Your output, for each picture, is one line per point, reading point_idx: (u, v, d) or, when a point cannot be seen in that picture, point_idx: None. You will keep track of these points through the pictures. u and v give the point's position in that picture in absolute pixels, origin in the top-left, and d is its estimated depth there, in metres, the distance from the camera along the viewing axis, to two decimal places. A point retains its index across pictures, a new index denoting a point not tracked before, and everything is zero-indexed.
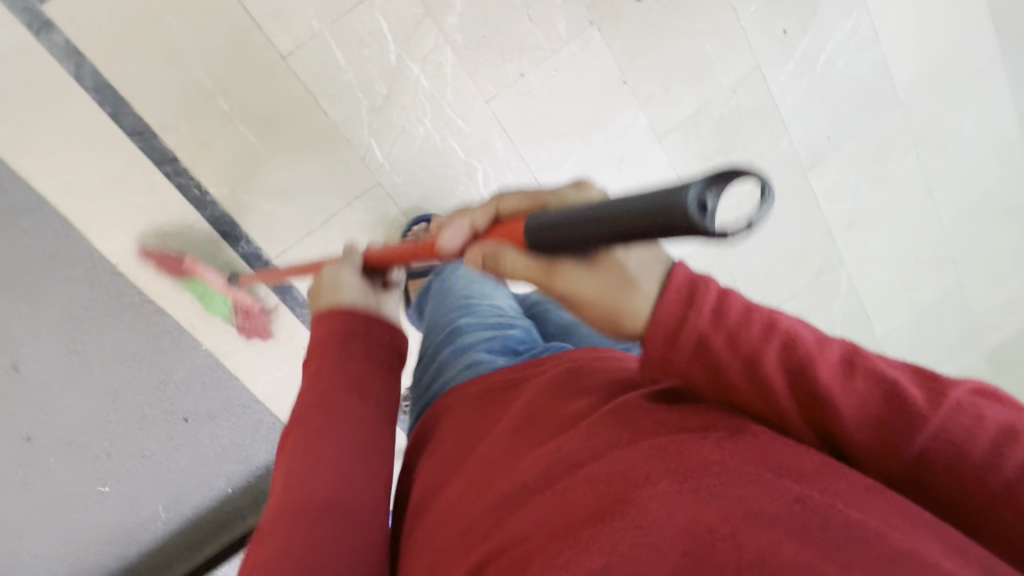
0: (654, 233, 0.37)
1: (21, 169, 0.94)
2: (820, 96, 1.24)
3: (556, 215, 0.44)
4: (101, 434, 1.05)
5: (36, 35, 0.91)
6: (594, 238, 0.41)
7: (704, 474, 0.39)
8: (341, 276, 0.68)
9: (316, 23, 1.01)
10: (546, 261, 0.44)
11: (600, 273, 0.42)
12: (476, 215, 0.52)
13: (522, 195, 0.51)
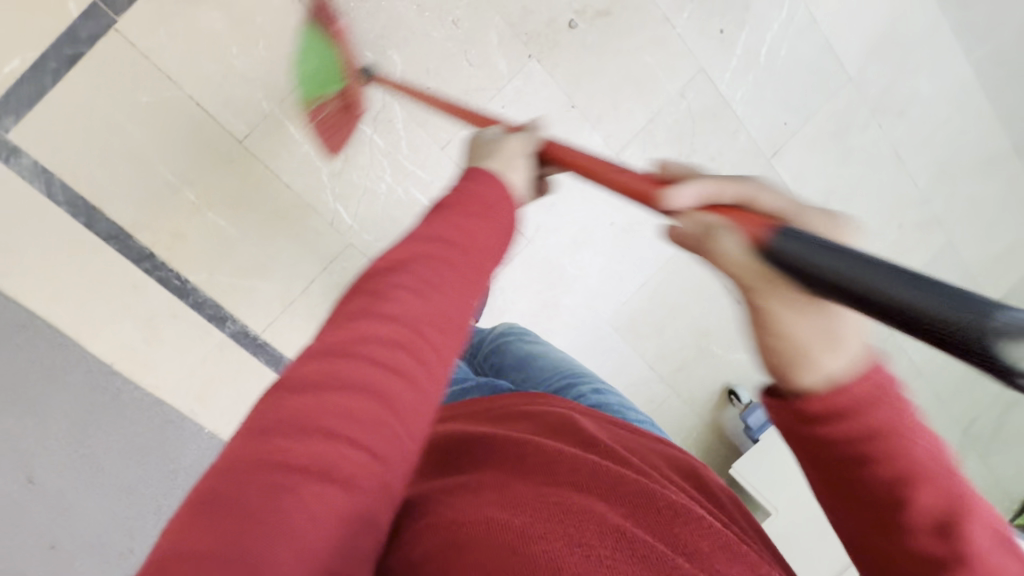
0: (910, 330, 0.31)
1: (12, 288, 1.01)
2: (769, 85, 1.25)
3: (804, 244, 0.38)
4: (119, 533, 1.06)
5: (7, 162, 0.97)
6: (833, 296, 0.35)
7: (609, 546, 0.39)
8: (518, 153, 0.58)
9: (267, 104, 1.04)
10: (771, 275, 0.40)
11: (806, 328, 0.41)
12: (718, 184, 0.44)
13: (782, 197, 0.44)
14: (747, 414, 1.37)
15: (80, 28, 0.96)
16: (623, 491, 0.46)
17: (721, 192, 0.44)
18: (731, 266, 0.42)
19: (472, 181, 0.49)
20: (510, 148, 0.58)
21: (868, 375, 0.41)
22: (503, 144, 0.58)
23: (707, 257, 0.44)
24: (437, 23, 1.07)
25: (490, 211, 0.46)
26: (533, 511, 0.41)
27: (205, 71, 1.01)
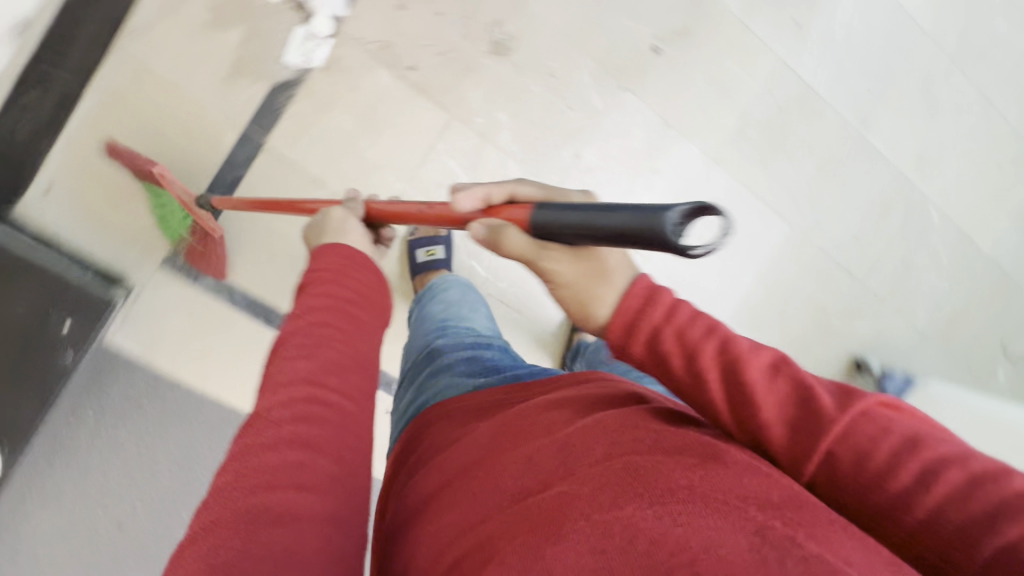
0: (631, 244, 0.46)
1: (213, 391, 1.15)
2: (848, 61, 1.28)
3: (551, 216, 0.52)
4: None
5: (195, 282, 1.12)
6: (590, 236, 0.49)
7: (667, 496, 0.43)
8: (347, 221, 0.71)
9: (398, 184, 1.14)
10: (543, 243, 0.53)
11: (577, 263, 0.52)
12: (495, 192, 0.61)
13: (533, 186, 0.61)
14: (883, 381, 1.34)
15: (237, 152, 1.07)
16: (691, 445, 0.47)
17: (495, 198, 0.61)
18: (523, 253, 0.54)
19: (316, 259, 0.64)
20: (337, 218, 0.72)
21: (670, 302, 0.51)
22: (325, 220, 0.72)
23: (499, 245, 0.55)
24: (535, 76, 1.15)
25: (344, 276, 0.62)
26: (565, 483, 0.47)
27: (343, 166, 1.11)
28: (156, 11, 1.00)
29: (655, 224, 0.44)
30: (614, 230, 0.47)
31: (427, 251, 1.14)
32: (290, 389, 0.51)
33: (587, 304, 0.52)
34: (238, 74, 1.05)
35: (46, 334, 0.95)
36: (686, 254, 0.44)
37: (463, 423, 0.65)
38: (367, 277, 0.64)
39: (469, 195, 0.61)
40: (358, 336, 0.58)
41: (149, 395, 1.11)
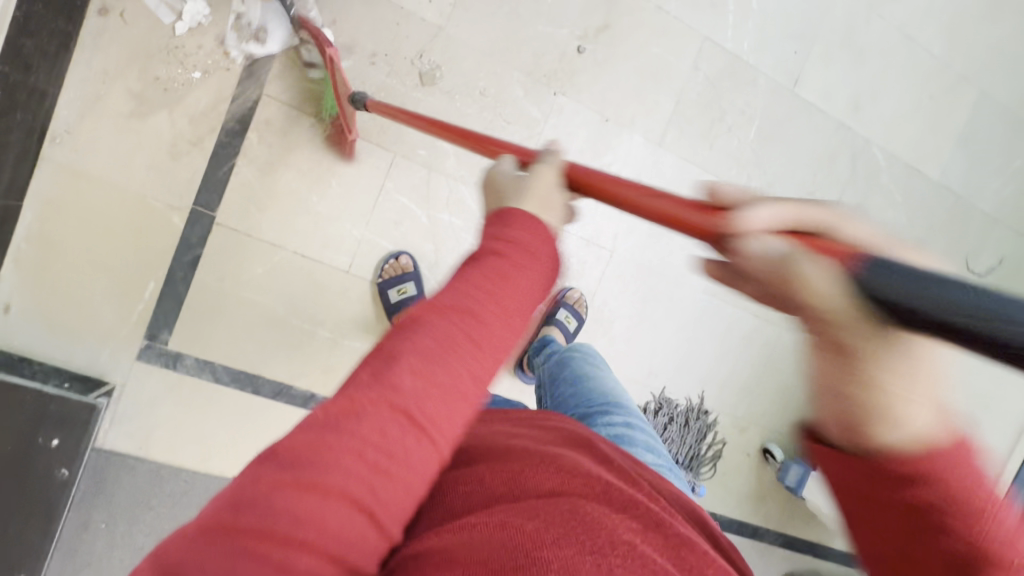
0: (987, 351, 0.32)
1: (217, 469, 1.16)
2: (768, 24, 1.31)
3: (874, 277, 0.35)
4: None
5: (175, 367, 1.10)
6: (939, 328, 0.33)
7: (607, 547, 0.44)
8: (552, 187, 0.53)
9: (356, 231, 1.15)
10: (876, 320, 0.36)
11: (896, 354, 0.37)
12: (806, 218, 0.42)
13: (847, 228, 0.41)
14: None
15: (189, 233, 1.07)
16: (628, 507, 0.50)
17: (801, 218, 0.42)
18: (836, 306, 0.36)
19: (506, 223, 0.47)
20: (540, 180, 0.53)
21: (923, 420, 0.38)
22: (533, 175, 0.54)
23: (795, 285, 0.38)
24: (468, 98, 1.16)
25: (533, 256, 0.46)
26: (515, 514, 0.45)
27: (298, 225, 1.12)
28: (76, 112, 0.99)
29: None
30: (969, 333, 0.32)
31: (398, 290, 1.14)
32: (401, 382, 0.37)
33: (888, 420, 0.38)
34: (173, 157, 1.04)
35: (37, 455, 0.95)
36: None
37: None
38: (546, 248, 0.47)
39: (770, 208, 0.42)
40: (519, 279, 0.44)
41: (156, 487, 1.12)
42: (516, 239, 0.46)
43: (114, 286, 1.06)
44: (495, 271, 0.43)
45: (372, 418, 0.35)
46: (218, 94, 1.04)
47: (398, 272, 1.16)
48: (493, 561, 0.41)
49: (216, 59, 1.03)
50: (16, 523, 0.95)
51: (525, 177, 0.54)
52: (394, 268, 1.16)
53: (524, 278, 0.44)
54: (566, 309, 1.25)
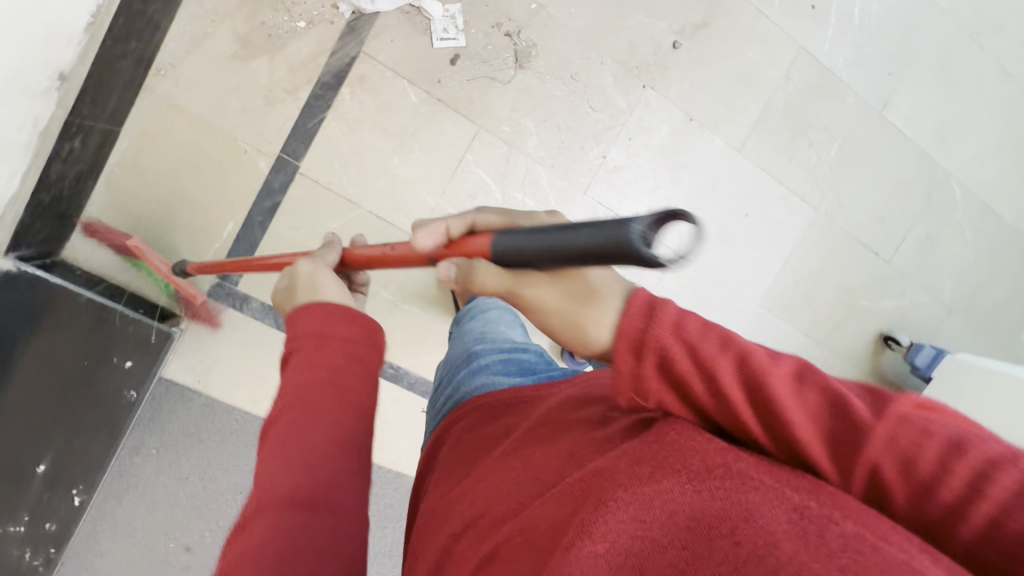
0: (588, 258, 0.43)
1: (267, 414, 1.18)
2: (866, 42, 1.28)
3: (509, 243, 0.48)
4: None
5: (240, 309, 1.14)
6: (547, 257, 0.45)
7: (703, 469, 0.39)
8: (316, 271, 0.64)
9: (430, 198, 1.15)
10: (518, 274, 0.48)
11: (563, 291, 0.47)
12: (475, 217, 0.54)
13: (497, 214, 0.54)
14: (911, 356, 1.38)
15: (271, 180, 1.08)
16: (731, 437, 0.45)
17: (452, 229, 0.55)
18: (522, 281, 0.48)
19: (292, 324, 0.58)
20: (302, 273, 0.64)
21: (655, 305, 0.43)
22: (295, 275, 0.64)
23: (471, 281, 0.50)
24: (558, 81, 1.15)
25: (325, 336, 0.57)
26: (595, 462, 0.44)
27: (376, 185, 1.13)
28: (182, 47, 1.00)
29: (625, 248, 0.40)
30: (576, 255, 0.44)
31: None
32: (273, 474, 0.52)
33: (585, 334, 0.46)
34: (267, 102, 1.05)
35: (110, 373, 0.99)
36: (659, 264, 0.39)
37: (493, 419, 0.63)
38: (349, 320, 0.58)
39: (430, 229, 0.55)
40: (319, 352, 0.56)
41: (206, 422, 1.15)
42: (315, 339, 0.56)
43: (193, 223, 1.07)
44: (305, 371, 0.55)
45: (262, 497, 0.51)
46: (318, 46, 1.05)
47: None
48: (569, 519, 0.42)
49: (321, 12, 1.05)
50: (83, 436, 0.99)
51: (291, 275, 0.65)
52: None
53: (333, 341, 0.56)
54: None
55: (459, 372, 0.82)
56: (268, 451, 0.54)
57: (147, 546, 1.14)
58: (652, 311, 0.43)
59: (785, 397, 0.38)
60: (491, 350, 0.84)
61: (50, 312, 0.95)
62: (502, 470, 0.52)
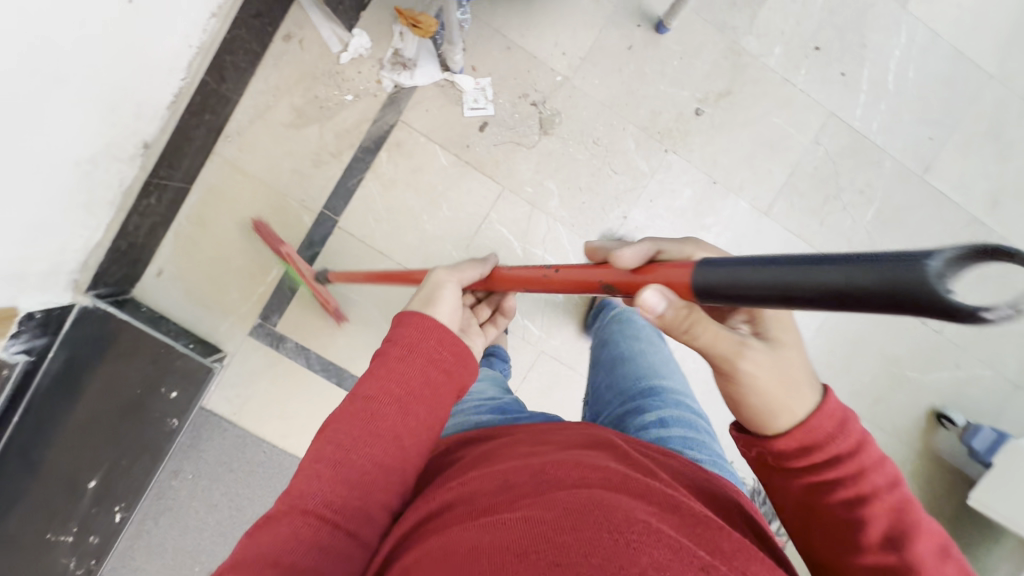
0: (855, 305, 0.33)
1: (292, 448, 1.25)
2: (905, 107, 1.25)
3: (723, 275, 0.42)
4: None
5: (278, 347, 1.23)
6: (782, 296, 0.37)
7: (626, 525, 0.41)
8: (443, 286, 0.68)
9: (455, 252, 1.22)
10: (732, 340, 0.51)
11: (768, 364, 0.51)
12: (667, 248, 0.55)
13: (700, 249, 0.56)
14: (968, 438, 1.24)
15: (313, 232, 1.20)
16: (650, 495, 0.47)
17: (657, 249, 0.55)
18: (725, 342, 0.51)
19: (397, 325, 0.63)
20: (431, 282, 0.70)
21: (833, 410, 0.51)
22: (427, 281, 0.70)
23: (686, 330, 0.50)
24: (581, 146, 1.21)
25: (414, 350, 0.61)
26: (523, 505, 0.46)
27: (404, 238, 1.21)
28: (248, 117, 1.15)
29: (912, 280, 0.29)
30: (805, 294, 0.35)
31: None
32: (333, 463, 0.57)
33: (776, 409, 0.51)
34: (315, 164, 1.18)
35: (159, 402, 1.09)
36: (966, 316, 0.27)
37: (451, 457, 0.66)
38: (439, 348, 0.62)
39: (638, 246, 0.54)
40: (399, 365, 0.60)
41: (238, 452, 1.24)
42: (405, 346, 0.61)
43: (244, 269, 1.20)
44: (383, 374, 0.60)
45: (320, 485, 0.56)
46: (363, 116, 1.17)
47: None
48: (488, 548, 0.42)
49: (368, 86, 1.17)
50: (130, 457, 1.09)
51: (427, 283, 0.70)
52: None
53: (419, 354, 0.61)
54: (616, 270, 1.20)
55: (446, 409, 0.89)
56: (328, 433, 0.59)
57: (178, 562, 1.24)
58: (845, 426, 0.51)
59: (885, 516, 0.50)
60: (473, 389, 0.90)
61: (115, 345, 1.08)
62: (444, 498, 0.53)
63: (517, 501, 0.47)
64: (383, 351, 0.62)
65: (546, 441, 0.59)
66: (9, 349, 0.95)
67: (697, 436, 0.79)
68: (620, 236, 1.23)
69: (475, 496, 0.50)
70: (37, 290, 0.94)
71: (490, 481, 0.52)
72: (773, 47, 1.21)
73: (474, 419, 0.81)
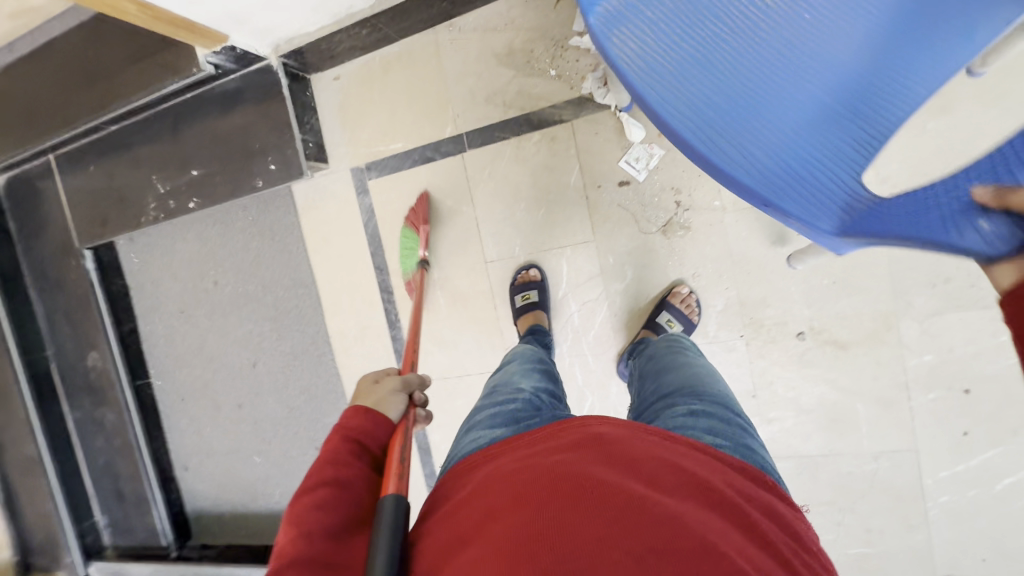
0: None
1: (313, 262, 1.51)
2: (989, 514, 1.05)
3: None
4: (282, 420, 1.65)
5: (358, 196, 1.43)
6: None
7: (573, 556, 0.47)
8: (392, 395, 0.80)
9: (517, 249, 1.30)
10: None
11: None
12: None
13: None
14: None
15: (444, 142, 1.33)
16: (609, 501, 0.53)
17: None
18: None
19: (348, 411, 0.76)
20: (379, 391, 0.80)
21: None
22: (375, 387, 0.80)
23: None
24: (677, 268, 1.19)
25: (370, 425, 0.74)
26: (488, 530, 0.53)
27: (495, 206, 1.31)
28: (474, 26, 1.26)
29: None
30: None
31: (522, 295, 1.26)
32: (327, 509, 0.62)
33: None
34: (486, 99, 1.28)
35: (259, 165, 1.36)
36: None
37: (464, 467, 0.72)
38: (383, 428, 0.75)
39: None
40: (362, 431, 0.73)
41: (285, 233, 1.53)
42: (351, 435, 0.72)
43: (383, 125, 1.38)
44: (342, 456, 0.69)
45: (300, 529, 0.59)
46: (548, 96, 1.23)
47: (527, 281, 1.27)
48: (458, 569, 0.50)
49: (571, 76, 1.20)
50: (222, 177, 1.41)
51: (377, 391, 0.80)
52: (525, 277, 1.28)
53: (372, 429, 0.74)
54: (671, 312, 1.16)
55: (461, 430, 0.88)
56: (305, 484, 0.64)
57: (211, 256, 1.65)
58: None
59: None
60: (485, 405, 0.89)
61: (267, 104, 1.33)
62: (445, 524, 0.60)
63: (490, 518, 0.55)
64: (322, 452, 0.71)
65: (536, 442, 0.69)
66: (207, 59, 1.22)
67: (722, 427, 0.76)
68: (681, 285, 1.18)
69: (461, 513, 0.59)
70: (248, 36, 1.20)
71: (478, 497, 0.60)
72: (926, 352, 1.05)
73: (487, 435, 0.79)
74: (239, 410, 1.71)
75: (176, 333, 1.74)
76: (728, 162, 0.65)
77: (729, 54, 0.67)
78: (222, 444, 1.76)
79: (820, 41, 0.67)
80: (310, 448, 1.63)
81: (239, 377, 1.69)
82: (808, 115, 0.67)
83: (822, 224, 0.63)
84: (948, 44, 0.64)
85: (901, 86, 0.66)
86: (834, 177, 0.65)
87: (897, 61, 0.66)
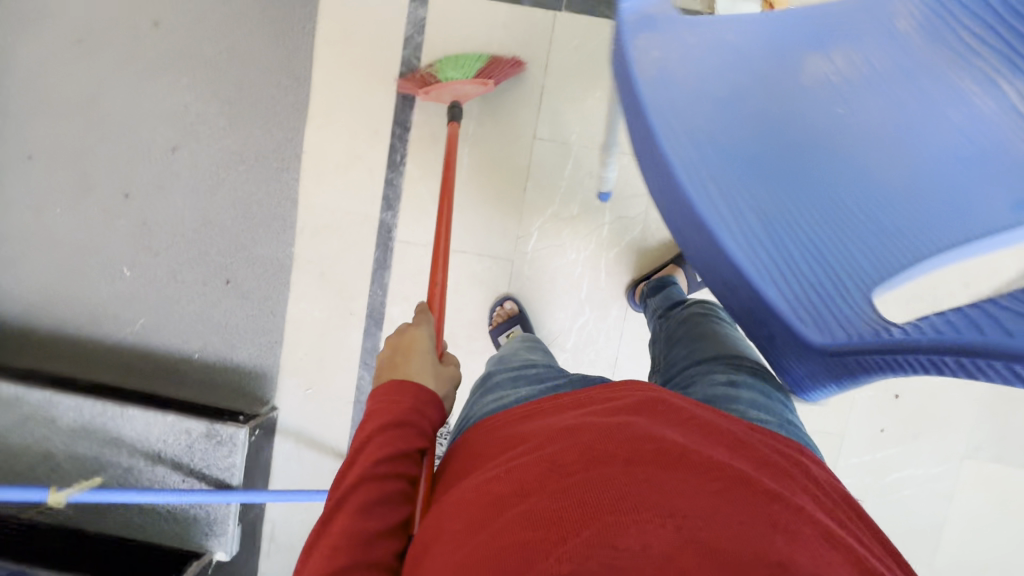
0: None
1: (318, 55, 1.20)
2: (870, 498, 1.26)
3: None
4: (186, 234, 1.27)
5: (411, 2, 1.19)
6: None
7: (641, 512, 0.45)
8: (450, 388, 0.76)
9: (573, 137, 1.20)
10: None
11: None
12: None
13: None
14: None
15: None
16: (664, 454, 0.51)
17: None
18: None
19: (413, 394, 0.66)
20: (443, 383, 0.74)
21: None
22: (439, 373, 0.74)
23: None
24: None
25: (431, 415, 0.66)
26: (536, 489, 0.49)
27: (566, 86, 1.20)
28: None
29: None
30: None
31: (507, 334, 1.21)
32: (389, 506, 0.58)
33: None
34: None
35: None
36: None
37: (486, 430, 0.66)
38: (442, 418, 0.69)
39: None
40: (426, 422, 0.65)
41: (292, 4, 1.19)
42: (416, 426, 0.64)
43: None
44: (406, 446, 0.61)
45: (368, 528, 0.55)
46: None
47: (506, 319, 1.22)
48: (514, 530, 0.45)
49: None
50: None
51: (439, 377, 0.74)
52: (503, 313, 1.23)
53: (433, 419, 0.66)
54: None
55: (477, 391, 0.85)
56: (368, 470, 0.59)
57: None
58: None
59: None
60: (502, 368, 0.86)
61: None
62: (476, 486, 0.54)
63: (537, 475, 0.51)
64: (374, 429, 0.62)
65: (569, 403, 0.65)
66: None
67: (766, 400, 0.73)
68: None
69: (498, 472, 0.54)
70: None
71: (515, 457, 0.55)
72: None
73: (513, 394, 0.77)
74: (123, 202, 1.26)
75: (59, 68, 1.24)
76: (716, 219, 0.64)
77: (785, 163, 0.68)
78: (68, 238, 1.27)
79: (865, 151, 0.69)
80: (215, 280, 1.27)
81: (137, 159, 1.25)
82: (850, 227, 0.65)
83: (812, 342, 0.60)
84: (996, 206, 0.64)
85: (909, 234, 0.65)
86: (823, 296, 0.62)
87: (949, 197, 0.66)
